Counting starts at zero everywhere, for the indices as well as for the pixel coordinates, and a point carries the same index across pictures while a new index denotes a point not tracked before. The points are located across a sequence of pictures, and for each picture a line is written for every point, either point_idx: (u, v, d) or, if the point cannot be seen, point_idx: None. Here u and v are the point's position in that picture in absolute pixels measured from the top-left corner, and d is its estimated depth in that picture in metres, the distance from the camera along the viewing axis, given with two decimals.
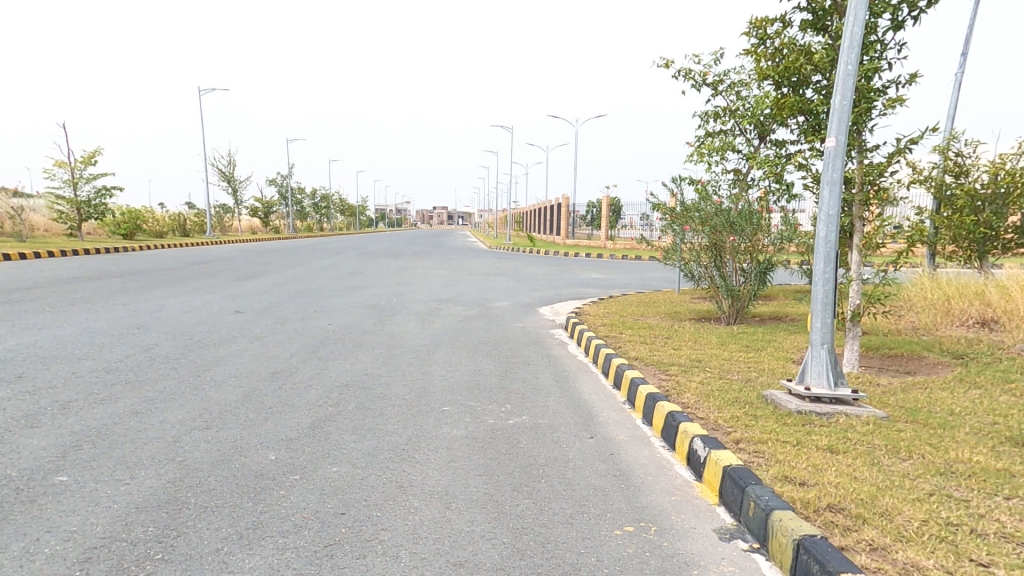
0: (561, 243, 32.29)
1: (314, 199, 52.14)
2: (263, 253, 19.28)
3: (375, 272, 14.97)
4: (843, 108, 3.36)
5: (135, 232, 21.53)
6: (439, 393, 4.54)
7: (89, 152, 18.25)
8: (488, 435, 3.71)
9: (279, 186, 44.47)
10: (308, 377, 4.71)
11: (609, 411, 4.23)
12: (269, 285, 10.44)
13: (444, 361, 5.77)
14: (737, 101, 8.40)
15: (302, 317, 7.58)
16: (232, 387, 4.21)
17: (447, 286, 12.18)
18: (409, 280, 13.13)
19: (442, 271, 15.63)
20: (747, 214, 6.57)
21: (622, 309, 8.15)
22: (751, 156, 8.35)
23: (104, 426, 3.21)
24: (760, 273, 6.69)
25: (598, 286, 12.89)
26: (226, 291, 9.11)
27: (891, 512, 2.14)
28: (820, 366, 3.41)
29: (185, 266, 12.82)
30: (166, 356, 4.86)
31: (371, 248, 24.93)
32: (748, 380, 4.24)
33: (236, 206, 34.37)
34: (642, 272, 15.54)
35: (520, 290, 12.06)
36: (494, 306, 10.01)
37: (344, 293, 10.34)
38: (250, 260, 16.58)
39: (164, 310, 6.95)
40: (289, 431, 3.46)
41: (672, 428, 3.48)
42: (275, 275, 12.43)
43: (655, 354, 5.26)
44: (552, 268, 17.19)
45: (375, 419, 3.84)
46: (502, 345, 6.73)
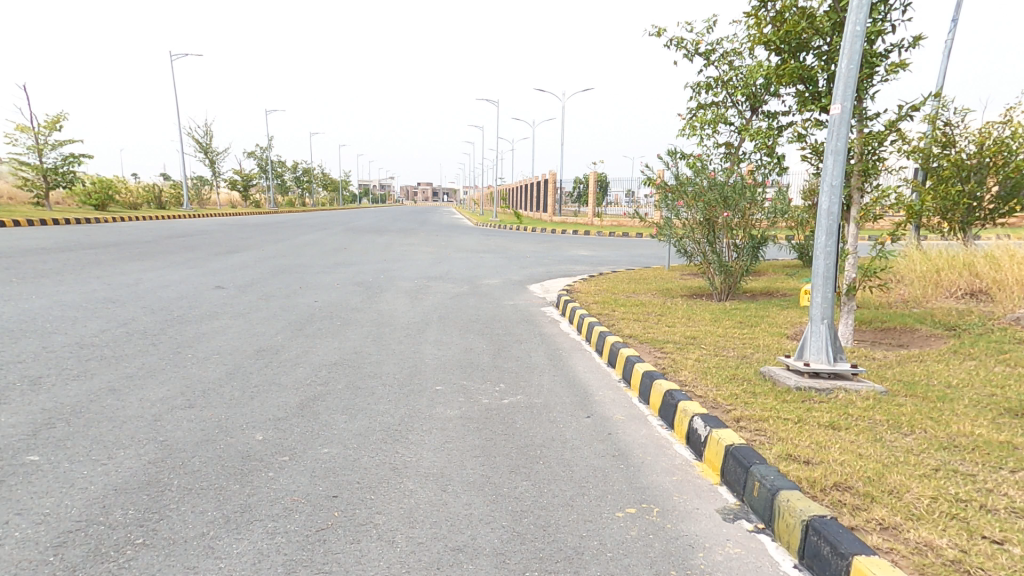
0: (548, 219, 32.08)
1: (295, 172, 50.83)
2: (244, 227, 18.76)
3: (360, 247, 14.65)
4: (849, 72, 3.22)
5: (107, 203, 20.71)
6: (431, 372, 4.42)
7: (55, 118, 17.36)
8: (484, 416, 3.63)
9: (258, 159, 43.15)
10: (294, 355, 4.55)
11: (605, 390, 4.17)
12: (251, 259, 10.13)
13: (435, 339, 5.63)
14: (730, 72, 8.21)
15: (286, 293, 7.35)
16: (215, 364, 4.04)
17: (434, 263, 11.98)
18: (395, 256, 12.89)
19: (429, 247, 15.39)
20: (741, 188, 6.50)
21: (613, 286, 8.09)
22: (743, 128, 8.22)
23: (78, 404, 3.02)
24: (753, 248, 6.65)
25: (587, 262, 12.79)
26: (206, 265, 8.78)
27: (899, 490, 2.11)
28: (820, 342, 3.36)
29: (161, 239, 12.36)
30: (144, 331, 4.65)
31: (355, 224, 24.44)
32: (744, 357, 4.20)
33: (214, 178, 33.27)
34: (630, 249, 15.51)
35: (509, 267, 11.90)
36: (483, 282, 9.87)
37: (329, 269, 10.07)
38: (229, 233, 16.07)
39: (141, 284, 6.67)
40: (276, 410, 3.32)
41: (670, 406, 3.43)
42: (256, 249, 12.05)
43: (649, 332, 5.20)
44: (540, 245, 17.02)
45: (365, 399, 3.72)
46: (493, 322, 6.62)
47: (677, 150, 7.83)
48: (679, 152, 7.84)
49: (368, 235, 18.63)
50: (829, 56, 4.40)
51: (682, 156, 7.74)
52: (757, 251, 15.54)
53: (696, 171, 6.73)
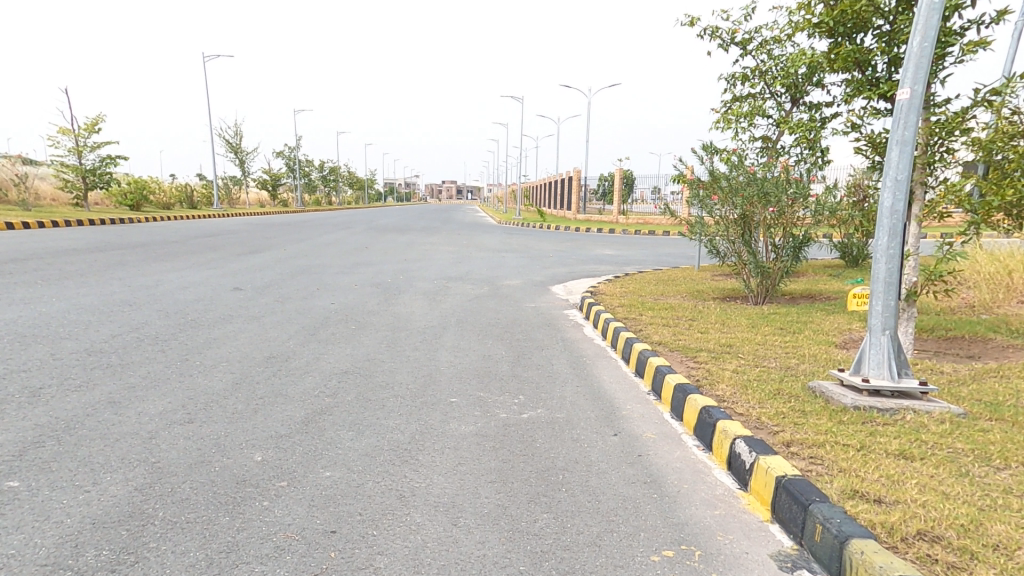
0: (572, 218, 31.64)
1: (321, 172, 51.57)
2: (269, 227, 18.96)
3: (382, 247, 14.57)
4: (923, 51, 2.80)
5: (141, 203, 21.25)
6: (446, 384, 4.17)
7: (91, 120, 17.82)
8: (500, 433, 3.35)
9: (286, 159, 43.87)
10: (305, 363, 4.36)
11: (633, 404, 3.83)
12: (272, 260, 10.10)
13: (452, 345, 5.39)
14: (769, 61, 7.72)
15: (303, 295, 7.21)
16: (222, 373, 3.87)
17: (455, 263, 11.78)
18: (416, 256, 12.76)
19: (450, 247, 15.22)
20: (782, 184, 6.01)
21: (640, 288, 7.71)
22: (782, 121, 7.72)
23: (73, 419, 2.87)
24: (794, 249, 6.21)
25: (612, 262, 12.38)
26: (227, 266, 8.75)
27: (1007, 545, 1.74)
28: (880, 355, 2.95)
29: (187, 239, 12.49)
30: (155, 336, 4.53)
31: (378, 223, 24.54)
32: (788, 368, 3.78)
33: (243, 178, 33.93)
34: (656, 249, 15.02)
35: (531, 267, 11.60)
36: (504, 283, 9.60)
37: (349, 270, 9.96)
38: (255, 233, 16.22)
39: (160, 285, 6.62)
40: (280, 426, 3.11)
41: (708, 425, 3.07)
42: (279, 249, 12.05)
43: (680, 338, 4.82)
44: (564, 244, 16.66)
45: (375, 414, 3.49)
46: (514, 327, 6.34)
47: (711, 145, 7.41)
48: (714, 146, 7.41)
49: (391, 234, 18.60)
50: (890, 38, 3.97)
51: (717, 151, 7.30)
52: (792, 250, 14.83)
53: (733, 166, 6.28)
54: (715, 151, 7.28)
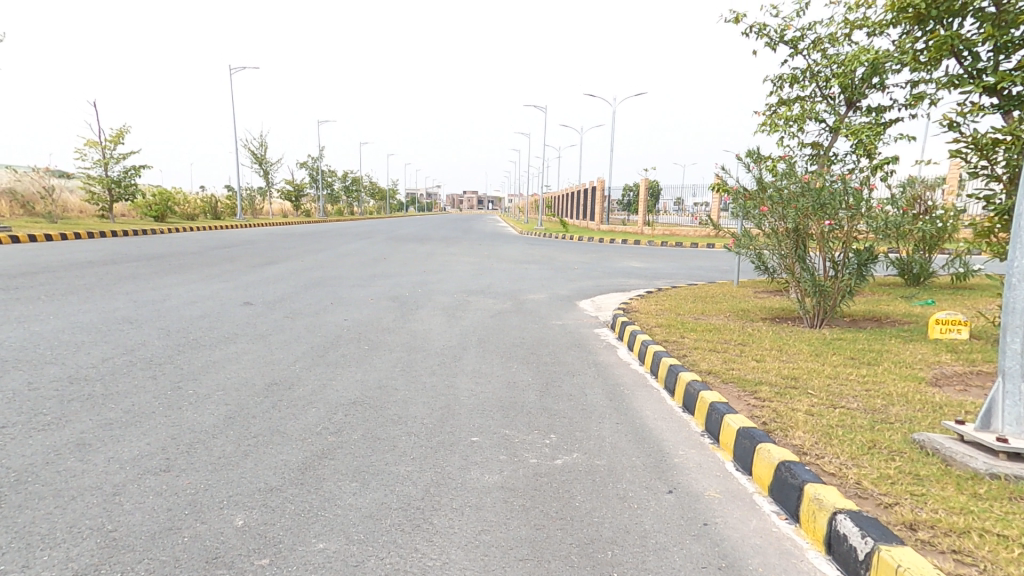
0: (595, 229, 31.02)
1: (345, 182, 52.13)
2: (290, 237, 18.89)
3: (401, 258, 14.22)
4: None
5: (166, 213, 21.49)
6: (465, 422, 3.65)
7: (118, 131, 18.02)
8: (531, 486, 2.80)
9: (310, 170, 44.38)
10: (309, 393, 3.91)
11: (687, 449, 3.24)
12: (288, 273, 9.80)
13: (472, 372, 4.88)
14: (823, 60, 7.11)
15: (316, 311, 6.82)
16: (215, 404, 3.43)
17: (476, 276, 11.33)
18: (437, 268, 12.36)
19: (471, 258, 14.79)
20: (842, 191, 5.33)
21: (677, 305, 7.09)
22: (837, 125, 7.10)
23: (30, 468, 2.45)
24: (859, 265, 5.49)
25: (641, 276, 11.76)
26: (241, 279, 8.45)
27: None
28: (1022, 409, 2.36)
29: (206, 251, 12.35)
30: (149, 359, 4.14)
31: (399, 233, 24.36)
32: (874, 412, 3.16)
33: (268, 189, 34.30)
34: (686, 262, 14.34)
35: (556, 280, 11.05)
36: (528, 298, 9.08)
37: (366, 283, 9.59)
38: (275, 243, 16.11)
39: (167, 300, 6.31)
40: (271, 474, 2.63)
41: (792, 487, 2.47)
42: (296, 261, 11.79)
43: (733, 368, 4.21)
44: (588, 256, 16.07)
45: (384, 458, 2.98)
46: (540, 349, 5.79)
47: (757, 151, 6.85)
48: (760, 153, 6.83)
49: (411, 245, 18.29)
50: (997, 20, 3.43)
51: (765, 158, 6.72)
52: (834, 263, 13.95)
53: (785, 173, 5.65)
54: (762, 157, 6.69)
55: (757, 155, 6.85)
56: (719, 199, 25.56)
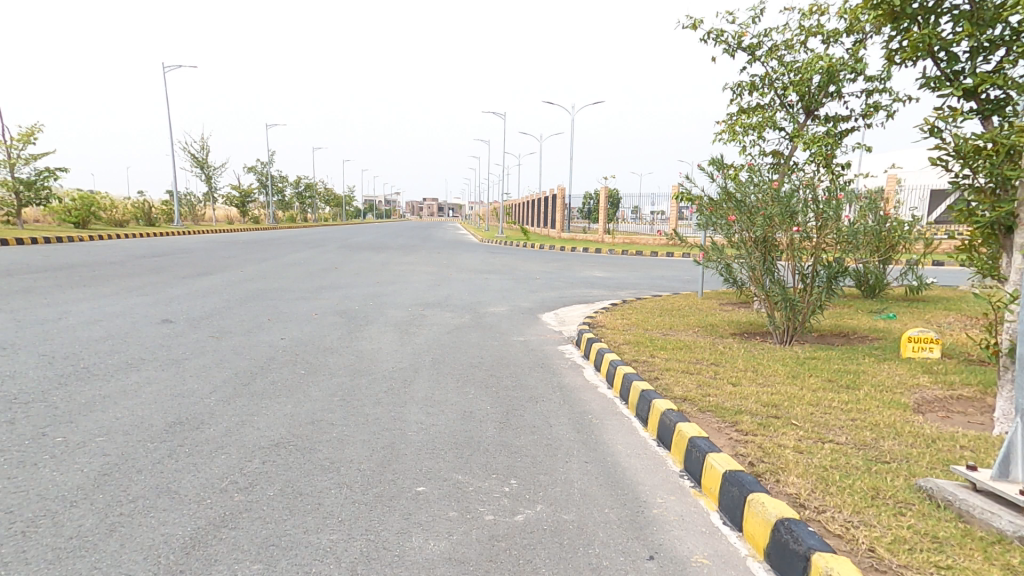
0: (556, 237, 30.89)
1: (296, 188, 50.21)
2: (230, 245, 17.68)
3: (352, 268, 13.43)
4: None
5: (89, 220, 19.75)
6: (410, 467, 3.10)
7: (29, 129, 16.36)
8: (486, 555, 2.29)
9: (258, 175, 42.35)
10: (221, 434, 3.27)
11: (666, 495, 2.80)
12: (222, 285, 8.93)
13: (423, 400, 4.33)
14: (780, 68, 6.98)
15: (248, 330, 6.08)
16: (91, 457, 2.76)
17: (432, 287, 10.75)
18: (390, 278, 11.69)
19: (428, 268, 14.16)
20: (812, 197, 5.22)
21: (644, 319, 6.79)
22: (796, 134, 6.98)
23: None
24: (830, 277, 5.26)
25: (604, 287, 11.50)
26: (163, 293, 7.56)
27: None
28: None
29: (130, 261, 11.21)
30: (17, 397, 3.38)
31: (351, 241, 23.35)
32: (864, 447, 2.79)
33: (210, 194, 32.36)
34: (648, 271, 14.22)
35: (517, 292, 10.58)
36: (487, 311, 8.58)
37: (310, 296, 8.84)
38: (212, 252, 14.98)
39: (64, 320, 5.45)
40: (142, 562, 2.02)
41: (795, 554, 2.06)
42: (234, 272, 10.86)
43: (709, 395, 3.83)
44: (550, 265, 15.71)
45: (302, 525, 2.41)
46: (500, 370, 5.28)
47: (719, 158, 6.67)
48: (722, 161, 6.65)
49: (364, 254, 17.44)
50: (975, 18, 3.12)
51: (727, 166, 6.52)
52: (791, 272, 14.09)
53: (752, 182, 5.45)
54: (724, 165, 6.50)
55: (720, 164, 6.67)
56: (676, 208, 25.84)
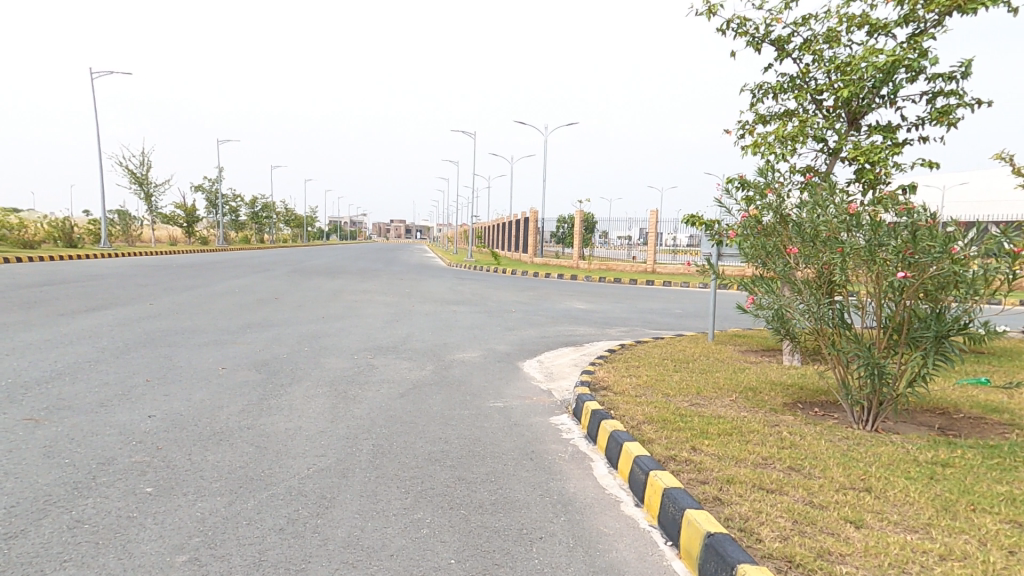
0: (529, 262, 29.58)
1: (254, 207, 47.65)
2: (157, 269, 15.54)
3: (297, 299, 11.57)
4: None
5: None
6: None
7: None
8: None
9: (209, 193, 39.67)
10: None
11: None
12: (109, 327, 6.97)
13: (344, 548, 2.56)
14: (819, 64, 5.73)
15: (102, 399, 4.19)
16: None
17: (389, 324, 9.03)
18: (340, 313, 9.91)
19: (387, 297, 12.44)
20: (891, 223, 3.67)
21: (658, 380, 5.27)
22: (842, 142, 5.70)
23: None
24: (938, 337, 3.66)
25: (591, 325, 10.02)
26: (9, 343, 5.59)
27: None
28: None
29: (6, 292, 9.08)
30: None
31: (305, 264, 21.42)
32: None
33: (152, 212, 29.64)
34: (636, 304, 12.89)
35: (490, 331, 8.87)
36: (454, 359, 6.91)
37: (228, 340, 6.99)
38: (130, 278, 12.88)
39: None
40: None
41: None
42: (140, 306, 8.88)
43: (831, 553, 2.26)
44: (526, 295, 14.16)
45: None
46: (471, 471, 3.56)
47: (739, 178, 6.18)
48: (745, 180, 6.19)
49: (315, 280, 15.49)
50: None
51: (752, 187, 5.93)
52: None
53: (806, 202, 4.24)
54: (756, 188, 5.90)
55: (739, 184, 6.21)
56: (654, 235, 24.85)
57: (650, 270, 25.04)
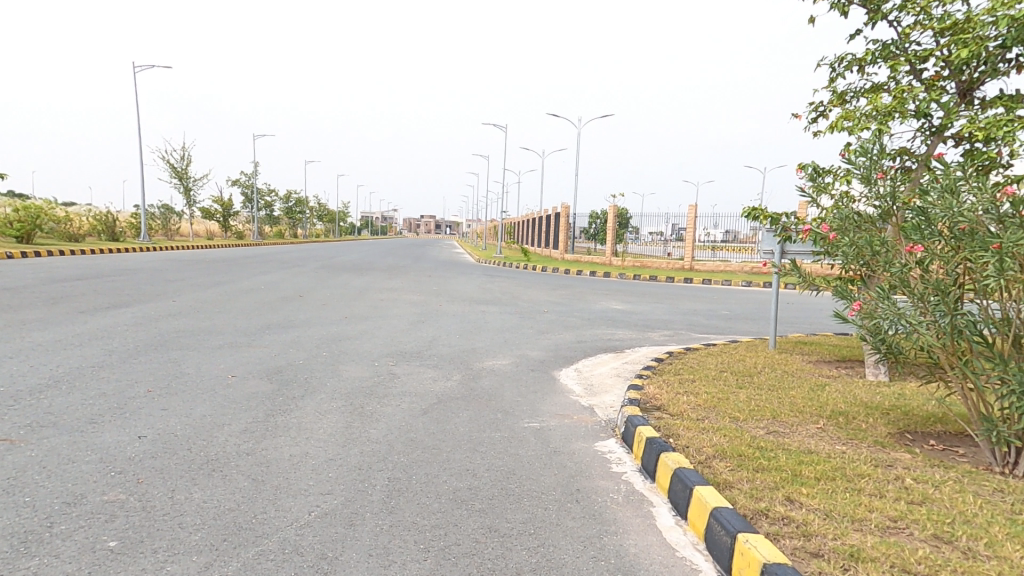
0: (560, 259, 28.82)
1: (287, 203, 48.34)
2: (188, 263, 15.52)
3: (322, 296, 11.20)
4: None
5: (32, 233, 17.64)
6: None
7: None
8: None
9: (244, 188, 40.31)
10: None
11: None
12: (124, 327, 6.63)
13: None
14: (924, 26, 4.82)
15: (91, 415, 3.73)
16: None
17: (415, 325, 8.50)
18: (365, 312, 9.46)
19: (414, 295, 11.97)
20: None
21: (721, 399, 4.48)
22: (952, 117, 4.78)
23: None
24: None
25: (630, 328, 9.26)
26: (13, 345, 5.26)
27: None
28: None
29: (32, 287, 8.96)
30: None
31: (334, 259, 21.26)
32: None
33: (189, 207, 30.18)
34: (677, 305, 12.03)
35: (523, 335, 8.22)
36: (484, 368, 6.29)
37: (244, 343, 6.57)
38: (159, 272, 12.80)
39: None
40: None
41: None
42: (161, 303, 8.61)
43: None
44: (559, 294, 13.46)
45: None
46: (507, 519, 2.90)
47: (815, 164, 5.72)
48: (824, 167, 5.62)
49: (343, 276, 15.16)
50: None
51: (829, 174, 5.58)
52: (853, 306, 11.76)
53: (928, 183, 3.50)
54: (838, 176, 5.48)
55: (812, 170, 5.73)
56: (692, 231, 23.72)
57: (688, 268, 23.93)
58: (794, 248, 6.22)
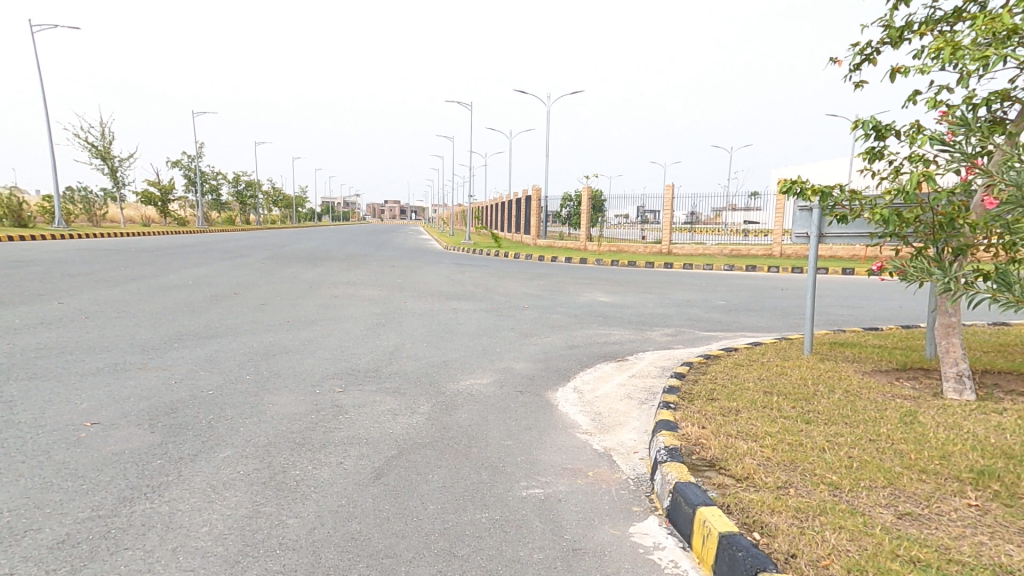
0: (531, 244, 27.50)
1: (236, 187, 45.12)
2: (107, 255, 13.43)
3: (262, 294, 9.50)
4: None
5: None
6: None
7: None
8: None
9: (187, 171, 37.13)
10: None
11: None
12: None
13: None
14: None
15: None
16: None
17: (371, 331, 6.98)
18: (311, 315, 7.88)
19: (372, 290, 10.39)
20: None
21: (793, 445, 3.14)
22: None
23: None
24: None
25: (625, 326, 8.00)
26: None
27: None
28: None
29: None
30: None
31: (284, 248, 19.29)
32: None
33: (120, 192, 27.32)
34: (669, 296, 10.88)
35: (503, 339, 6.82)
36: (459, 392, 4.87)
37: (136, 367, 4.95)
38: (62, 266, 10.78)
39: None
40: None
41: None
42: (43, 310, 6.80)
43: None
44: (537, 284, 12.11)
45: None
46: None
47: (873, 119, 4.36)
48: (885, 123, 4.32)
49: (291, 269, 13.37)
50: None
51: (892, 133, 4.33)
52: (857, 291, 10.81)
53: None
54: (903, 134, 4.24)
55: (872, 127, 4.37)
56: (668, 213, 22.77)
57: (665, 252, 22.96)
58: (837, 231, 5.07)
